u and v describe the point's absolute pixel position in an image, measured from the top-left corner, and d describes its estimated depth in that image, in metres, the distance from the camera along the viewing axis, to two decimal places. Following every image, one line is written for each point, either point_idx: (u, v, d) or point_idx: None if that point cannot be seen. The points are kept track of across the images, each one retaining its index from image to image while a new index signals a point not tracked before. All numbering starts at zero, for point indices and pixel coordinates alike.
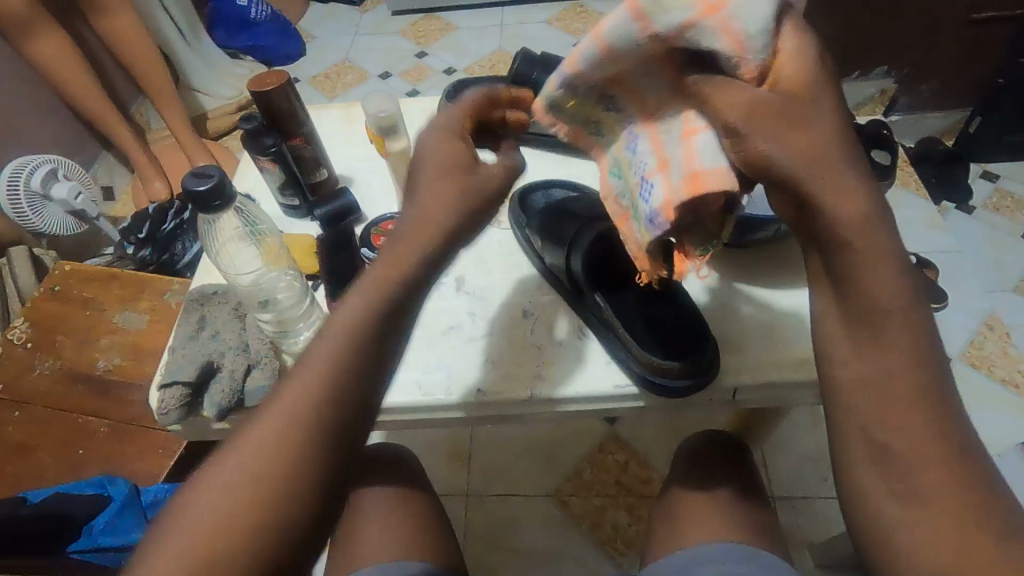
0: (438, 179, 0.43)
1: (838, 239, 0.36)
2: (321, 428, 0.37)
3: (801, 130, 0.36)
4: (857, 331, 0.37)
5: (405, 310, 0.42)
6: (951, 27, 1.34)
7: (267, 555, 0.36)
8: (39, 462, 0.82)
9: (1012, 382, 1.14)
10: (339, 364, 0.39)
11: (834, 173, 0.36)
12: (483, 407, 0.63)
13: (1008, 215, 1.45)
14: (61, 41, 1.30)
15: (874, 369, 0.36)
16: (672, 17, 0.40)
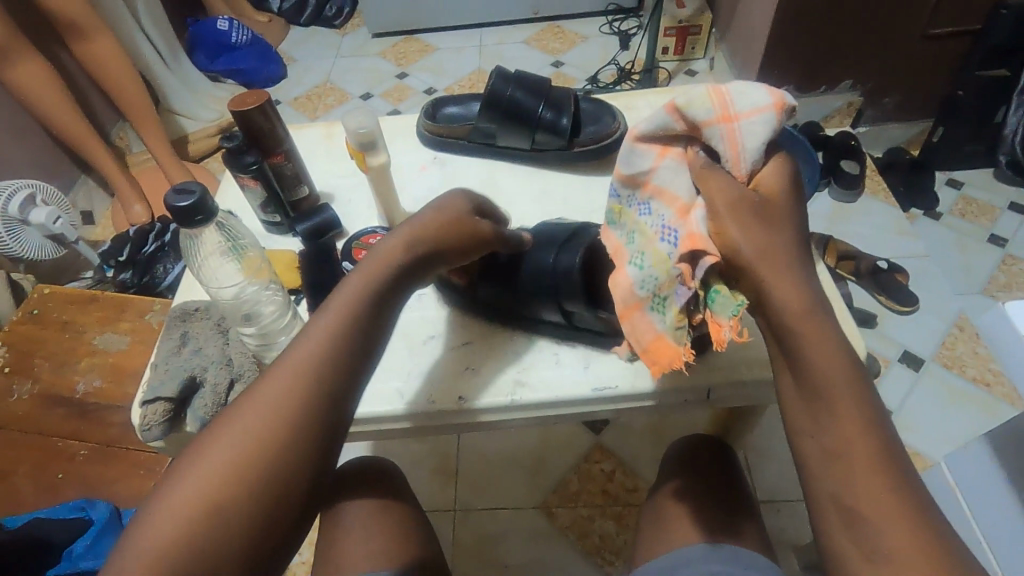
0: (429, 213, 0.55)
1: (789, 322, 0.44)
2: (323, 388, 0.43)
3: (763, 234, 0.46)
4: (814, 377, 0.42)
5: (392, 296, 0.50)
6: (910, 42, 1.40)
7: (277, 494, 0.40)
8: (15, 488, 0.81)
9: (984, 380, 1.17)
10: (327, 354, 0.44)
11: (782, 274, 0.45)
12: (428, 418, 0.64)
13: (972, 220, 1.50)
14: (39, 66, 1.31)
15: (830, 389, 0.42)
16: (695, 116, 0.50)
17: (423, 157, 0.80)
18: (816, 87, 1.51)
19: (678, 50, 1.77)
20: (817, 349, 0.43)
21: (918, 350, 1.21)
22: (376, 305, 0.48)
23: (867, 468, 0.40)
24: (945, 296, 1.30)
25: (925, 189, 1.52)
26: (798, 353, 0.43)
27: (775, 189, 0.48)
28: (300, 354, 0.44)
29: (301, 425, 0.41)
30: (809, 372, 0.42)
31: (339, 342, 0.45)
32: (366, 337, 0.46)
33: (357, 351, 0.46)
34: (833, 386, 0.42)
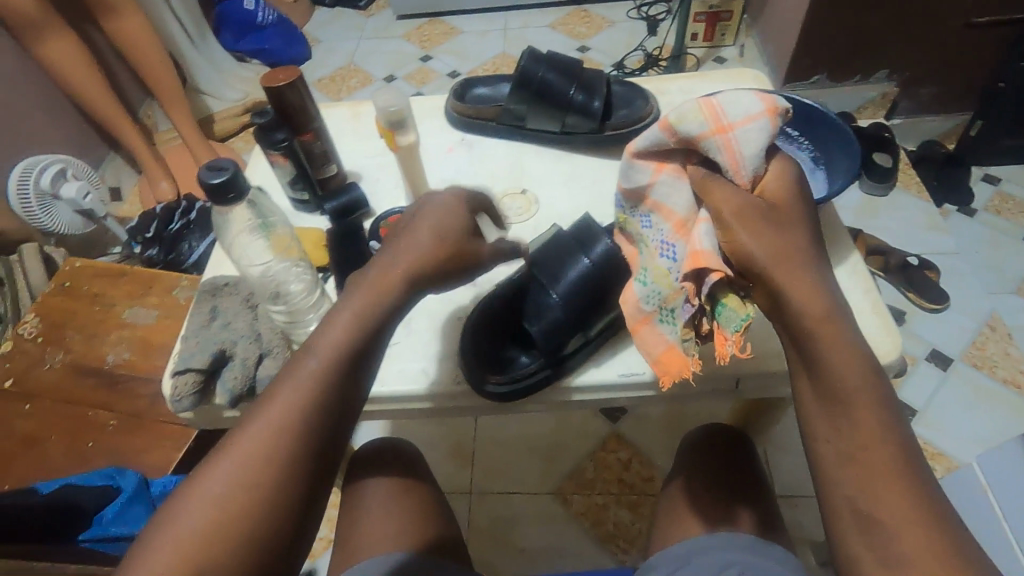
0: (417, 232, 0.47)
1: (805, 327, 0.42)
2: (309, 429, 0.42)
3: (775, 239, 0.44)
4: (835, 384, 0.41)
5: (388, 323, 0.47)
6: (951, 30, 1.35)
7: (265, 537, 0.39)
8: (48, 454, 0.83)
9: (1014, 382, 1.14)
10: (325, 381, 0.43)
11: (798, 277, 0.43)
12: (448, 400, 0.64)
13: (1008, 217, 1.45)
14: (71, 42, 1.32)
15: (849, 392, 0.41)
16: (689, 130, 0.49)
17: (450, 138, 0.79)
18: (850, 76, 1.47)
19: (707, 37, 1.73)
20: (836, 352, 0.42)
21: (946, 348, 1.19)
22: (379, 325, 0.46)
23: (882, 462, 0.39)
24: (976, 294, 1.27)
25: (961, 184, 1.47)
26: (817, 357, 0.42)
27: (783, 193, 0.47)
28: (296, 382, 0.43)
29: (286, 468, 0.40)
30: (826, 364, 0.42)
31: (327, 378, 0.43)
32: (365, 359, 0.45)
33: (356, 374, 0.44)
34: (851, 379, 0.41)
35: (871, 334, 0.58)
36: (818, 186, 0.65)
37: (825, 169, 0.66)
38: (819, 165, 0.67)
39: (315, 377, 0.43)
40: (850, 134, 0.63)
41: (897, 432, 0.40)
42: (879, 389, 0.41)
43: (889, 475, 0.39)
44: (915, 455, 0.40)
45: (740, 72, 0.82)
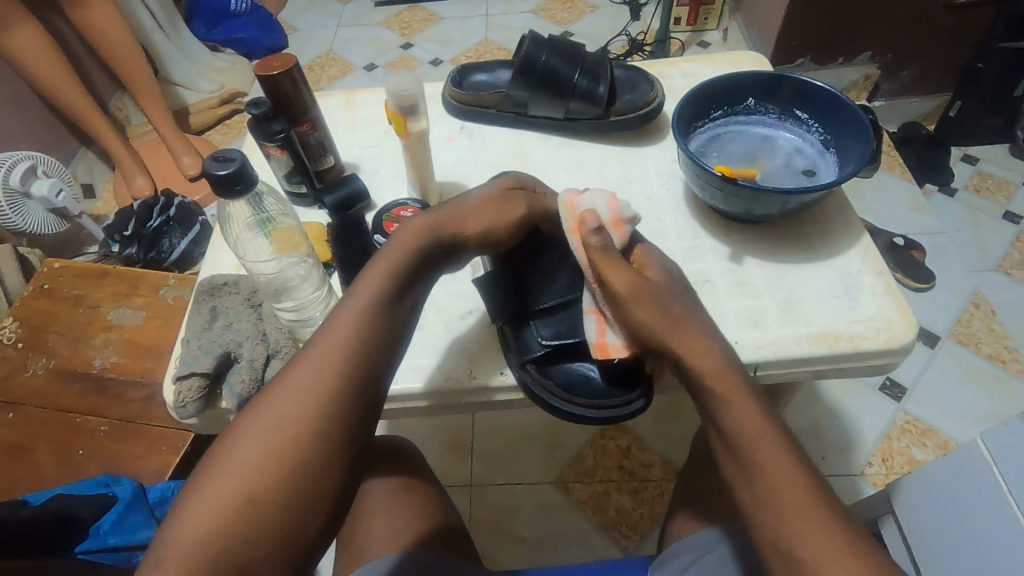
0: (489, 201, 0.58)
1: (705, 387, 0.49)
2: (356, 370, 0.45)
3: (664, 312, 0.53)
4: (750, 450, 0.46)
5: (414, 279, 0.52)
6: (932, 12, 1.37)
7: (323, 472, 0.41)
8: (36, 463, 0.80)
9: (999, 357, 1.16)
10: (346, 359, 0.45)
11: (685, 337, 0.52)
12: (460, 395, 0.62)
13: (988, 196, 1.45)
14: (36, 33, 1.26)
15: (759, 449, 0.45)
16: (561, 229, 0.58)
17: (450, 127, 0.78)
18: (834, 59, 1.48)
19: (690, 21, 1.72)
20: (741, 411, 0.47)
21: (933, 327, 1.20)
22: (396, 307, 0.49)
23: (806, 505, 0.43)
24: (960, 273, 1.29)
25: (942, 165, 1.48)
26: (728, 421, 0.47)
27: (663, 277, 0.55)
28: (316, 359, 0.45)
29: (337, 404, 0.43)
30: (725, 419, 0.47)
31: (366, 325, 0.47)
32: (386, 340, 0.48)
33: (377, 355, 0.47)
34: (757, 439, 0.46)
35: (885, 316, 0.58)
36: (828, 172, 0.66)
37: (836, 153, 0.66)
38: (830, 148, 0.67)
39: (352, 326, 0.47)
40: (863, 118, 0.62)
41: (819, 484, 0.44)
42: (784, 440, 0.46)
43: (818, 506, 0.43)
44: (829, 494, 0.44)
45: (737, 55, 0.82)
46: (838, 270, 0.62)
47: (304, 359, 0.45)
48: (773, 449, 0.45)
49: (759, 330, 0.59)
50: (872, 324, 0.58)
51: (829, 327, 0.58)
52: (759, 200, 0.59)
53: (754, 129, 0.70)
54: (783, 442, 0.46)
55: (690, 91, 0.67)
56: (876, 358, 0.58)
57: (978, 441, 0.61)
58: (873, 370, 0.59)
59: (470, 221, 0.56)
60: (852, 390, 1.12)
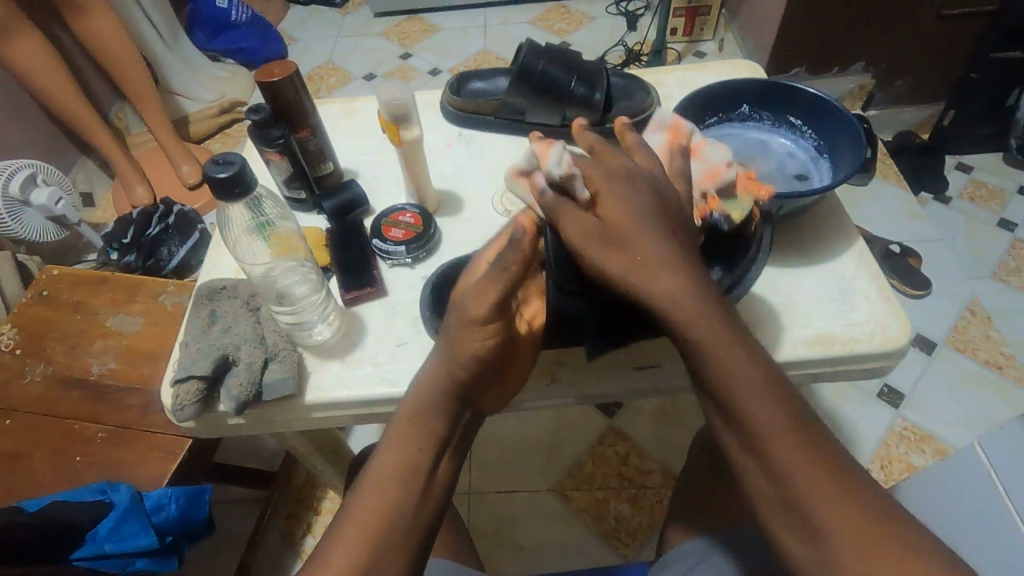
0: (468, 332, 0.48)
1: (707, 373, 0.44)
2: (412, 499, 0.44)
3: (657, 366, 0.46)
4: (764, 447, 0.41)
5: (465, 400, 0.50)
6: (924, 22, 1.38)
7: None
8: (32, 469, 0.80)
9: (995, 363, 1.17)
10: (363, 561, 0.40)
11: (710, 326, 0.44)
12: None
13: (983, 204, 1.46)
14: (38, 43, 1.26)
15: (771, 432, 0.41)
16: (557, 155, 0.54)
17: (448, 134, 0.78)
18: (829, 69, 1.50)
19: (687, 32, 1.74)
20: (756, 400, 0.42)
21: (929, 333, 1.21)
22: (425, 494, 0.45)
23: (807, 465, 0.39)
24: (956, 280, 1.29)
25: (936, 173, 1.49)
26: (752, 385, 0.42)
27: (620, 211, 0.48)
28: (371, 494, 0.44)
29: (393, 539, 0.42)
30: (739, 401, 0.42)
31: (416, 449, 0.46)
32: (411, 528, 0.43)
33: (403, 547, 0.42)
34: (742, 395, 0.42)
35: (880, 318, 0.59)
36: (822, 179, 0.67)
37: (829, 159, 0.67)
38: (824, 154, 0.68)
39: (404, 456, 0.46)
40: (857, 126, 0.63)
41: (795, 410, 0.42)
42: (810, 439, 0.41)
43: (843, 490, 0.39)
44: (857, 477, 0.40)
45: (734, 64, 0.83)
46: (833, 274, 0.63)
47: (359, 494, 0.44)
48: (798, 445, 0.40)
49: (753, 335, 0.59)
50: (867, 327, 0.58)
51: (824, 330, 0.59)
52: (755, 203, 0.59)
53: (749, 136, 0.71)
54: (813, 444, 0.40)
55: (684, 99, 0.68)
56: (871, 361, 0.58)
57: (975, 447, 0.61)
58: (868, 373, 0.60)
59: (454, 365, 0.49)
60: (848, 396, 1.12)
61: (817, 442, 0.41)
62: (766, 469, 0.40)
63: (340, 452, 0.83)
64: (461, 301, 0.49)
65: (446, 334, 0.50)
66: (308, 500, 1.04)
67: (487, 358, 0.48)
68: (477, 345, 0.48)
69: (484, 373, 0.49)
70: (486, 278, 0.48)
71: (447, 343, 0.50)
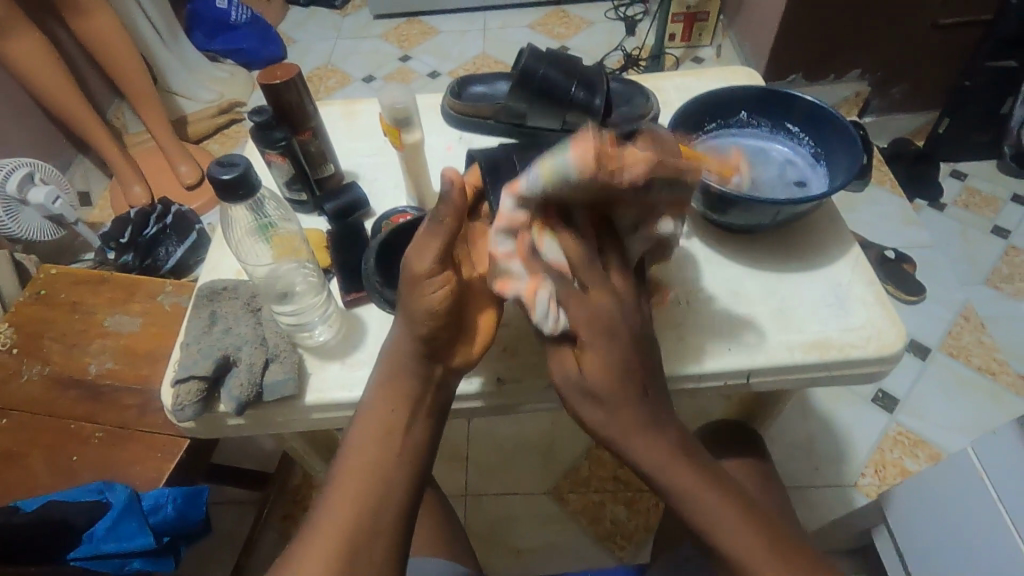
0: (417, 289, 0.46)
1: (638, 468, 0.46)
2: (400, 469, 0.45)
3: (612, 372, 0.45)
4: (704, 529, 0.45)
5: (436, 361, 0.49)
6: (920, 31, 1.40)
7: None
8: (28, 469, 0.80)
9: (988, 369, 1.18)
10: (351, 522, 0.42)
11: (637, 427, 0.45)
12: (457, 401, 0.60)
13: (977, 211, 1.48)
14: (37, 42, 1.26)
15: (708, 514, 0.45)
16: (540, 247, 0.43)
17: (448, 137, 0.79)
18: (825, 76, 1.51)
19: (684, 38, 1.75)
20: (685, 479, 0.45)
21: (923, 338, 1.22)
22: (406, 455, 0.46)
23: (740, 534, 0.44)
24: (950, 286, 1.31)
25: (930, 180, 1.50)
26: (683, 472, 0.45)
27: (588, 318, 0.45)
28: (356, 468, 0.44)
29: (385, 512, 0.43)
30: (672, 489, 0.45)
31: (394, 419, 0.47)
32: (396, 494, 0.44)
33: (388, 506, 0.43)
34: (675, 473, 0.45)
35: (876, 325, 0.59)
36: (820, 185, 0.67)
37: (827, 165, 0.68)
38: (821, 161, 0.69)
39: (385, 427, 0.47)
40: (854, 133, 0.64)
41: (717, 479, 0.46)
42: (735, 503, 0.45)
43: (776, 554, 0.44)
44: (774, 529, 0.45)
45: (733, 71, 0.83)
46: (829, 280, 0.63)
47: (343, 469, 0.45)
48: (729, 515, 0.45)
49: (751, 340, 0.59)
50: (863, 331, 0.59)
51: (821, 335, 0.59)
52: (753, 209, 0.60)
53: (747, 142, 0.72)
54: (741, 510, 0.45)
55: (685, 104, 0.69)
56: (867, 366, 0.59)
57: (968, 453, 0.61)
58: (864, 378, 0.60)
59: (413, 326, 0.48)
60: (843, 400, 1.13)
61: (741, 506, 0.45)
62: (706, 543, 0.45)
63: None
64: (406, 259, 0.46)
65: (400, 294, 0.48)
66: (305, 501, 1.04)
67: (441, 317, 0.47)
68: (427, 301, 0.46)
69: (446, 329, 0.48)
70: (424, 234, 0.46)
71: (404, 306, 0.48)
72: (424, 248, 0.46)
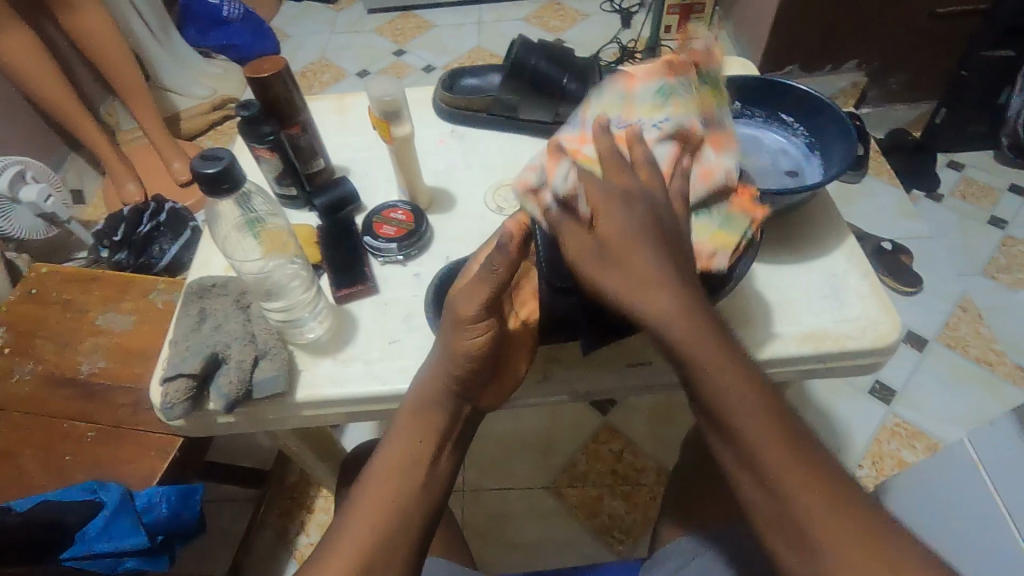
0: (459, 332, 0.48)
1: (699, 381, 0.40)
2: (421, 497, 0.44)
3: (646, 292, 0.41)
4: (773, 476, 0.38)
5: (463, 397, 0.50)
6: (917, 20, 1.39)
7: None
8: (21, 469, 0.79)
9: (986, 359, 1.18)
10: (368, 544, 0.40)
11: (701, 345, 0.40)
12: None
13: (975, 202, 1.47)
14: (27, 38, 1.25)
15: (775, 457, 0.38)
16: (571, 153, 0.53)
17: (441, 131, 0.78)
18: (822, 66, 1.50)
19: (680, 29, 1.74)
20: (755, 416, 0.39)
21: (921, 330, 1.22)
22: (428, 483, 0.45)
23: (811, 487, 0.37)
24: (947, 277, 1.30)
25: (928, 170, 1.50)
26: (751, 399, 0.39)
27: (619, 230, 0.42)
28: (378, 493, 0.43)
29: (401, 541, 0.42)
30: (736, 416, 0.39)
31: (419, 446, 0.46)
32: (415, 523, 0.43)
33: (406, 530, 0.42)
34: (688, 343, 0.40)
35: (870, 315, 0.59)
36: (813, 175, 0.67)
37: (821, 156, 0.67)
38: (815, 151, 0.68)
39: (408, 452, 0.46)
40: (848, 122, 0.64)
41: (789, 421, 0.40)
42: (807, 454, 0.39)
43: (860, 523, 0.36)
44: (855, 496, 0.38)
45: (727, 61, 0.83)
46: (825, 271, 0.63)
47: (363, 493, 0.43)
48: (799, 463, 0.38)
49: (744, 331, 0.59)
50: (859, 323, 0.59)
51: (815, 327, 0.59)
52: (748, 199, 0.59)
53: (740, 132, 0.71)
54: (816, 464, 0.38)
55: None
56: (863, 357, 0.58)
57: (964, 442, 0.62)
58: (861, 369, 0.60)
59: (450, 361, 0.49)
60: (841, 392, 1.13)
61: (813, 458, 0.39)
62: (770, 493, 0.38)
63: (333, 450, 0.82)
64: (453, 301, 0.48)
65: (439, 333, 0.49)
66: (302, 499, 1.03)
67: (481, 355, 0.48)
68: (470, 344, 0.48)
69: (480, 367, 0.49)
70: (476, 279, 0.47)
71: (442, 341, 0.49)
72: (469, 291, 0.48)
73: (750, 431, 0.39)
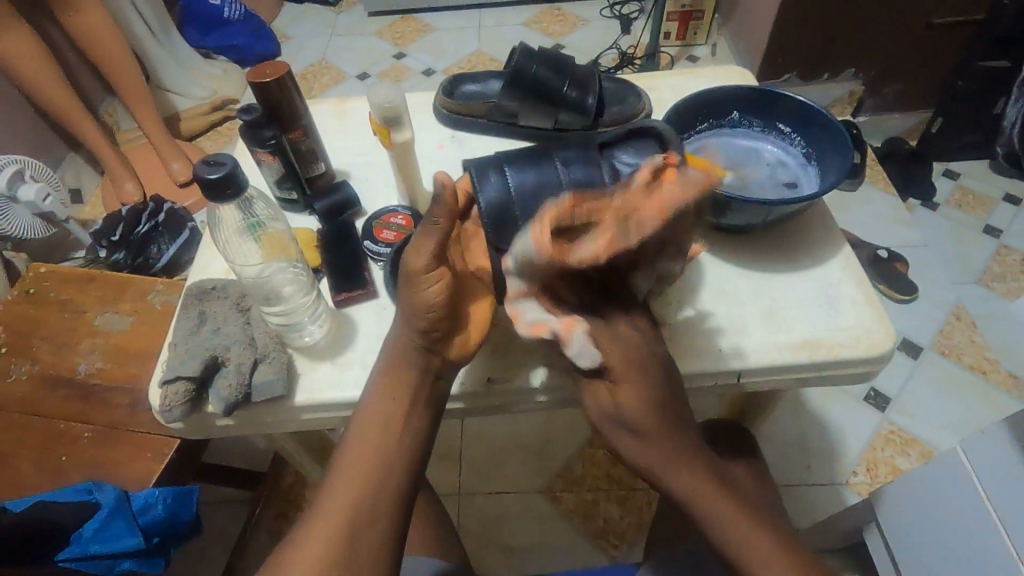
0: (411, 287, 0.49)
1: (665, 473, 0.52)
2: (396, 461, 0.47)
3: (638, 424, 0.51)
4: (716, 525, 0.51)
5: (438, 353, 0.52)
6: (913, 31, 1.40)
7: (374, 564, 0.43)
8: (17, 469, 0.79)
9: (979, 367, 1.18)
10: (352, 504, 0.45)
11: (664, 443, 0.51)
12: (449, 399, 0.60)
13: (969, 211, 1.48)
14: (28, 37, 1.25)
15: (716, 516, 0.51)
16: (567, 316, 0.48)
17: (441, 135, 0.78)
18: (819, 75, 1.51)
19: (679, 36, 1.75)
20: (702, 484, 0.52)
21: (915, 337, 1.22)
22: (404, 443, 0.48)
23: (747, 530, 0.51)
24: (942, 286, 1.31)
25: (923, 179, 1.51)
26: (697, 472, 0.52)
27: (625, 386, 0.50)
28: (355, 459, 0.47)
29: (380, 502, 0.46)
30: (694, 493, 0.52)
31: (393, 413, 0.49)
32: (392, 483, 0.46)
33: (385, 492, 0.46)
34: (705, 496, 0.51)
35: (865, 324, 0.59)
36: (811, 185, 0.67)
37: (817, 165, 0.68)
38: (812, 160, 0.69)
39: (383, 419, 0.49)
40: (844, 133, 0.64)
41: (725, 484, 0.53)
42: (742, 508, 0.52)
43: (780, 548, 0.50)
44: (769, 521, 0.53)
45: (724, 70, 0.83)
46: (820, 280, 0.63)
47: (343, 459, 0.48)
48: (735, 515, 0.51)
49: (742, 339, 0.59)
50: (854, 333, 0.59)
51: (810, 336, 0.59)
52: (745, 209, 0.60)
53: (738, 142, 0.72)
54: (745, 509, 0.52)
55: (676, 105, 0.69)
56: (857, 366, 0.59)
57: (957, 451, 0.61)
58: (856, 377, 0.60)
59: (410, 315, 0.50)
60: (836, 399, 1.13)
61: (747, 510, 0.52)
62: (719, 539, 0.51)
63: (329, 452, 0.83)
64: (404, 257, 0.49)
65: (399, 292, 0.51)
66: (297, 500, 1.03)
67: (435, 307, 0.49)
68: (420, 298, 0.49)
69: (444, 317, 0.50)
70: (420, 234, 0.48)
71: (401, 296, 0.50)
72: (417, 245, 0.48)
73: (713, 509, 0.51)
